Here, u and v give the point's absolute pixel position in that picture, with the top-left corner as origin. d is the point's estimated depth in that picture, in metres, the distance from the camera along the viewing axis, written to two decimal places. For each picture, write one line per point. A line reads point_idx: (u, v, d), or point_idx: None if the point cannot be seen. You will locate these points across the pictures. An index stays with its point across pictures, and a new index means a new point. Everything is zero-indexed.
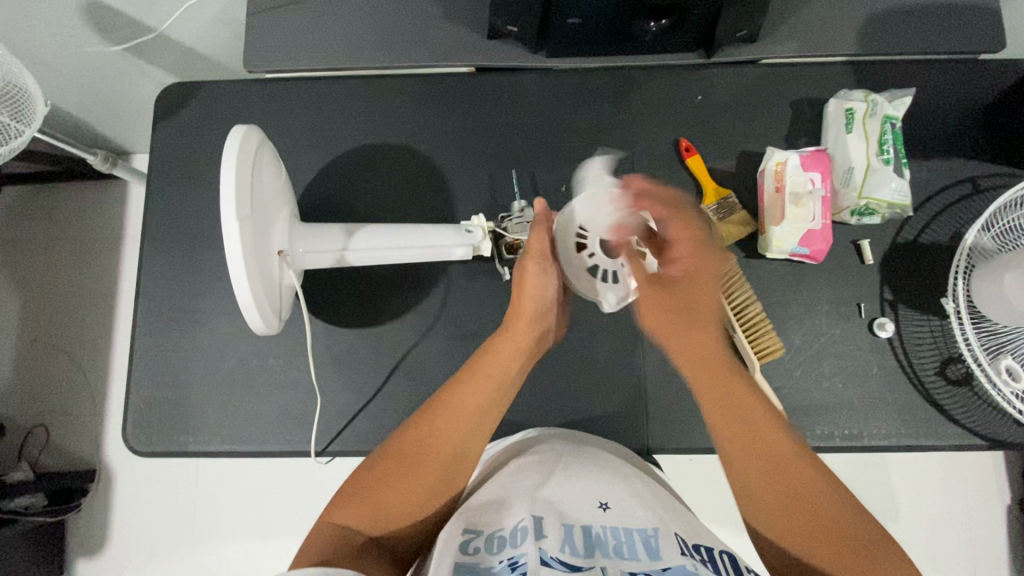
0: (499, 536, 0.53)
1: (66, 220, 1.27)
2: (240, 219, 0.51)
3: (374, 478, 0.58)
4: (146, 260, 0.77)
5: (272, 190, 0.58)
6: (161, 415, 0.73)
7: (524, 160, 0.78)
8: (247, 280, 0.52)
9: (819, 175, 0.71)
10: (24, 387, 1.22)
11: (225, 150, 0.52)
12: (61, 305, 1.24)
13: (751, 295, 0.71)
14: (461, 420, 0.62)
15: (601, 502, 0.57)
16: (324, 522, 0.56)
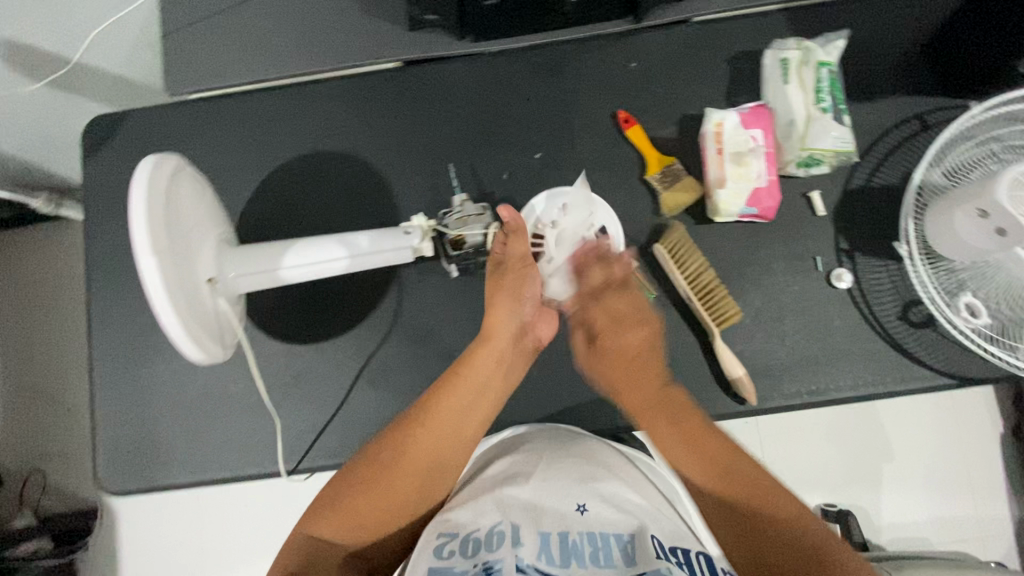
0: (474, 539, 0.58)
1: (30, 263, 1.26)
2: (158, 259, 0.50)
3: (350, 491, 0.62)
4: (94, 300, 0.76)
5: (194, 217, 0.57)
6: (132, 453, 0.73)
7: (462, 152, 0.76)
8: (180, 319, 0.51)
9: (761, 131, 0.69)
10: (12, 435, 1.22)
11: (131, 187, 0.50)
12: (38, 348, 1.24)
13: (703, 262, 0.70)
14: (444, 428, 0.65)
15: (579, 505, 0.61)
16: (302, 534, 0.60)
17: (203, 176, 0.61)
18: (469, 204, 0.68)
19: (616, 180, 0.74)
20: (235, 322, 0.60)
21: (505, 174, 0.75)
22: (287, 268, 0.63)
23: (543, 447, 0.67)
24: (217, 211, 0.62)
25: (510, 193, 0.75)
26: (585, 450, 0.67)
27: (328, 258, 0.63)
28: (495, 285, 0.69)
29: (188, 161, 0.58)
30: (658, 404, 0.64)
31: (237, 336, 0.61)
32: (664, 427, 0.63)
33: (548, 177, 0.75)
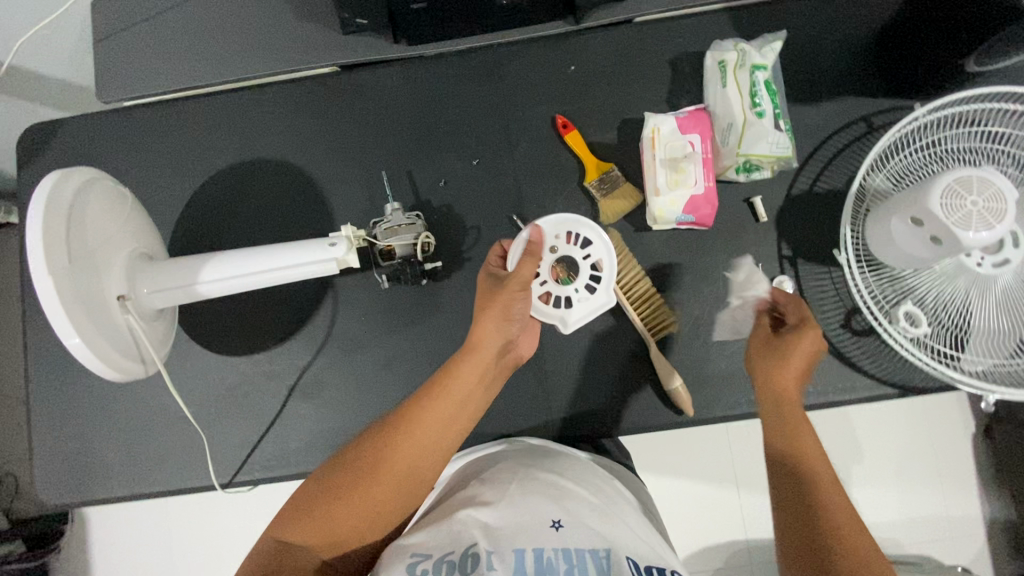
0: (447, 561, 0.50)
1: None
2: (56, 276, 0.49)
3: (322, 492, 0.54)
4: (29, 313, 0.75)
5: (103, 232, 0.56)
6: (69, 467, 0.73)
7: (399, 159, 0.75)
8: (82, 337, 0.50)
9: (698, 137, 0.67)
10: None
11: (29, 201, 0.49)
12: None
13: (640, 272, 0.69)
14: (431, 437, 0.57)
15: (555, 520, 0.54)
16: (265, 538, 0.53)
17: (122, 188, 0.60)
18: (398, 214, 0.66)
19: (554, 187, 0.73)
20: (151, 340, 0.59)
21: (442, 181, 0.73)
22: (206, 283, 0.62)
23: (515, 465, 0.63)
24: (135, 225, 0.61)
25: (447, 201, 0.74)
26: (560, 464, 0.63)
27: (249, 272, 0.62)
28: (489, 302, 0.62)
29: (102, 174, 0.57)
30: (791, 406, 0.56)
31: (155, 351, 0.60)
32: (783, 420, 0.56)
33: (486, 185, 0.74)
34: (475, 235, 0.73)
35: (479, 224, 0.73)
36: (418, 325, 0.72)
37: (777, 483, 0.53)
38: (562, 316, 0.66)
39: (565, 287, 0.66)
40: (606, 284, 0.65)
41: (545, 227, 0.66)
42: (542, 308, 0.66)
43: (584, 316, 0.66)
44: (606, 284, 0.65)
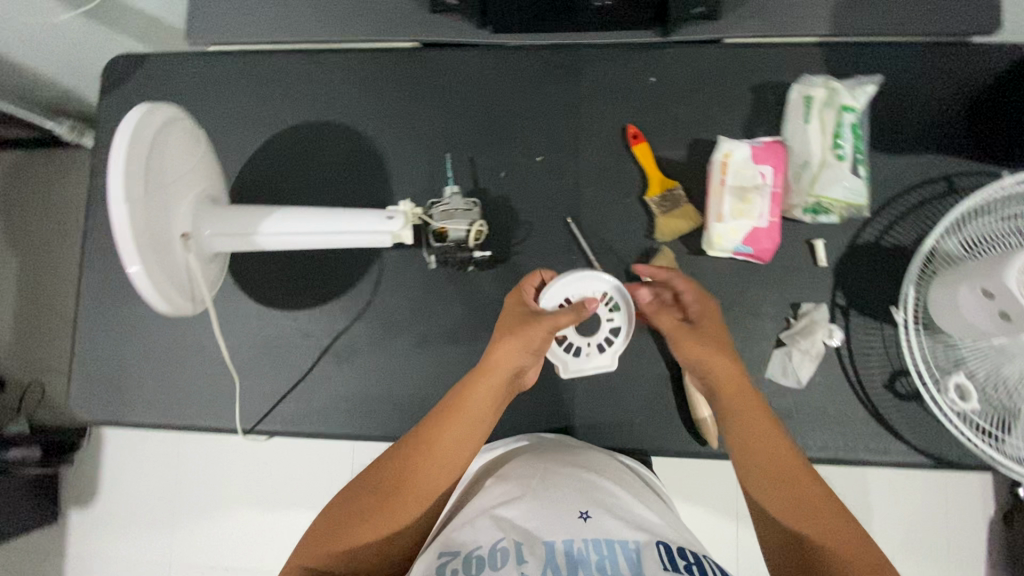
0: (477, 557, 0.50)
1: (54, 186, 1.30)
2: (129, 203, 0.50)
3: (344, 513, 0.56)
4: (89, 234, 0.78)
5: (178, 168, 0.58)
6: (105, 387, 0.75)
7: (464, 143, 0.75)
8: (143, 265, 0.52)
9: (770, 169, 0.66)
10: (19, 347, 1.29)
11: (117, 128, 0.51)
12: (53, 268, 1.30)
13: (687, 297, 0.68)
14: (444, 462, 0.58)
15: (581, 512, 0.54)
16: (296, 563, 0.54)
17: (201, 130, 0.61)
18: (456, 198, 0.67)
19: (614, 196, 0.72)
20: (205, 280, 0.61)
21: (503, 173, 0.73)
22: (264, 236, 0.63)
23: (536, 461, 0.63)
24: (208, 168, 0.63)
25: (505, 193, 0.74)
26: (584, 462, 0.63)
27: (306, 231, 0.63)
28: (505, 340, 0.60)
29: (186, 112, 0.59)
30: (748, 412, 0.58)
31: (207, 293, 0.61)
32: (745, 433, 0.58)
33: (546, 182, 0.73)
34: (526, 231, 0.73)
35: (532, 220, 0.73)
36: (457, 311, 0.73)
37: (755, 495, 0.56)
38: (565, 358, 0.70)
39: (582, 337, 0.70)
40: (616, 350, 0.70)
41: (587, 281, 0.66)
42: (554, 347, 0.69)
43: (587, 369, 0.70)
44: (615, 348, 0.70)
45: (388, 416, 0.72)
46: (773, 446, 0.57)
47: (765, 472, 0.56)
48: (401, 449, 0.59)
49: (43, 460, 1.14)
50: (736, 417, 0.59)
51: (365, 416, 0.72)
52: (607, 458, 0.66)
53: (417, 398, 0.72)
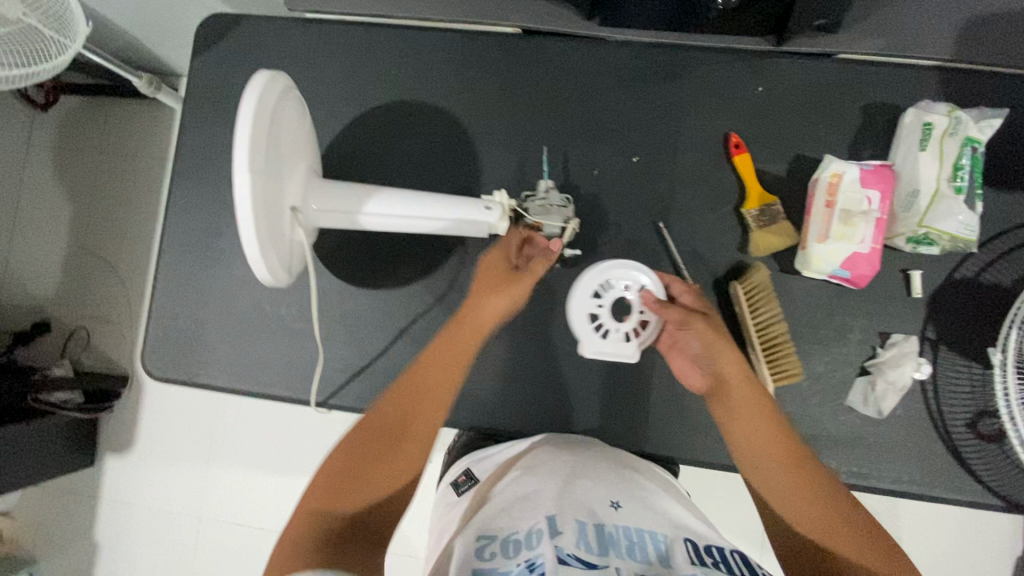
0: (513, 540, 0.51)
1: (116, 136, 1.31)
2: (254, 177, 0.50)
3: (350, 470, 0.55)
4: (175, 193, 0.78)
5: (292, 143, 0.57)
6: (179, 347, 0.76)
7: (558, 137, 0.74)
8: (259, 240, 0.52)
9: (878, 194, 0.64)
10: (68, 291, 1.30)
11: (243, 99, 0.50)
12: (107, 217, 1.30)
13: (779, 315, 0.67)
14: (430, 408, 0.59)
15: (613, 502, 0.56)
16: (307, 506, 0.54)
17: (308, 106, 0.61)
18: (553, 193, 0.66)
19: (709, 205, 0.71)
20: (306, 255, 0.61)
21: (596, 171, 0.72)
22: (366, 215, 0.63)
23: (558, 452, 0.65)
24: (311, 143, 0.62)
25: (596, 192, 0.73)
26: (612, 458, 0.65)
27: (406, 215, 0.63)
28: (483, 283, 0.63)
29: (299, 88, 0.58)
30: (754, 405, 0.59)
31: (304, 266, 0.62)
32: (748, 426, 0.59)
33: (639, 185, 0.72)
34: (615, 232, 0.72)
35: (622, 222, 0.72)
36: (537, 306, 0.72)
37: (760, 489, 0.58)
38: (590, 336, 0.66)
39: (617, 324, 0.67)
40: (642, 344, 0.66)
41: (647, 275, 0.66)
42: (581, 315, 0.67)
43: (602, 352, 0.66)
44: (641, 342, 0.66)
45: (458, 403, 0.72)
46: (768, 436, 0.58)
47: (770, 462, 0.57)
48: (386, 404, 0.59)
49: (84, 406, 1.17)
50: (731, 413, 0.60)
51: None
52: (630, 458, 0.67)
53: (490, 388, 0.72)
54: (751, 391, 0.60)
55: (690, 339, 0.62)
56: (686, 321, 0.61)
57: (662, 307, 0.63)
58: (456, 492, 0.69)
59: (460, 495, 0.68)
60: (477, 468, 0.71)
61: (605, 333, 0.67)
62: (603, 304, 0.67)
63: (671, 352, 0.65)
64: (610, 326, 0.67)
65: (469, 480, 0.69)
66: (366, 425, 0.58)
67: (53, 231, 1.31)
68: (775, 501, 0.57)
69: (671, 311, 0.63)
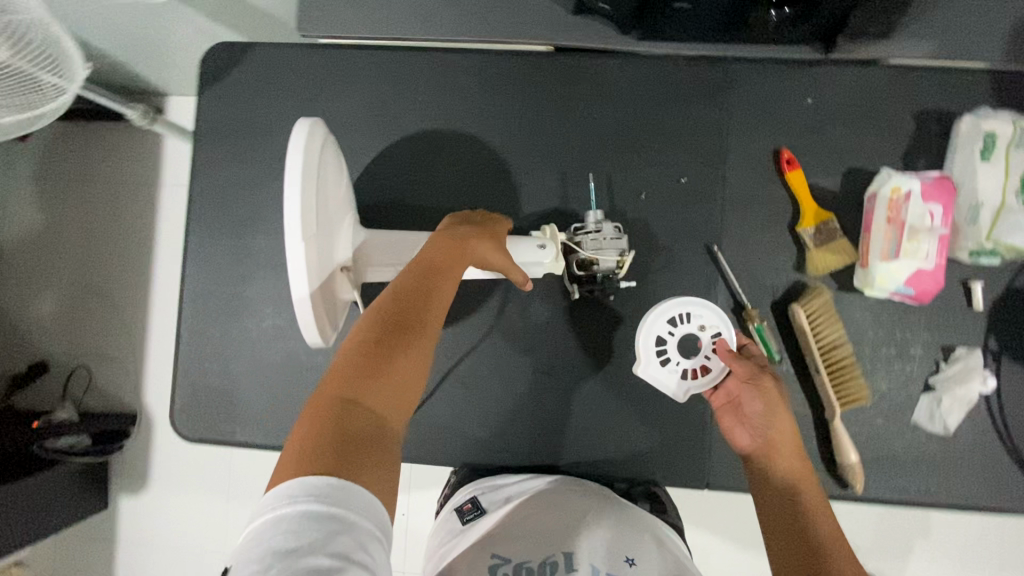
0: (527, 568, 0.52)
1: (107, 164, 1.24)
2: (305, 242, 0.46)
3: (381, 343, 0.45)
4: (192, 239, 0.73)
5: (336, 194, 0.53)
6: (208, 403, 0.72)
7: (600, 160, 0.70)
8: (313, 307, 0.48)
9: (940, 208, 0.62)
10: (64, 331, 1.23)
11: (287, 157, 0.46)
12: (101, 251, 1.23)
13: (842, 334, 0.66)
14: (433, 298, 0.49)
15: (629, 557, 0.52)
16: (326, 392, 0.42)
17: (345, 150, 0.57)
18: (606, 226, 0.63)
19: (762, 224, 0.69)
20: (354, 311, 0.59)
21: (644, 194, 0.69)
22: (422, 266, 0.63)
23: (584, 502, 0.60)
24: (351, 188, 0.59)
25: (644, 216, 0.70)
26: (636, 514, 0.60)
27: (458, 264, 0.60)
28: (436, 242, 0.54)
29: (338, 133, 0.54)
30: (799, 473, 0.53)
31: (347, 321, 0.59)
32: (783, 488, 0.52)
33: (687, 207, 0.69)
34: (666, 257, 0.69)
35: (672, 246, 0.69)
36: (588, 338, 0.70)
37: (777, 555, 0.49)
38: (650, 360, 0.65)
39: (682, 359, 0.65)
40: (691, 389, 0.64)
41: (725, 325, 0.63)
42: (650, 337, 0.65)
43: (655, 379, 0.66)
44: (691, 387, 0.65)
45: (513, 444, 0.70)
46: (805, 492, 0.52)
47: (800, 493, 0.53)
48: (403, 282, 0.50)
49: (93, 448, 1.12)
50: (770, 475, 0.53)
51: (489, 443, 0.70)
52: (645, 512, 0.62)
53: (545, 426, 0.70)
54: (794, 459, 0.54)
55: (754, 399, 0.57)
56: (755, 376, 0.57)
57: (730, 359, 0.60)
58: (460, 520, 0.62)
59: (465, 524, 0.61)
60: (484, 498, 0.64)
61: (666, 362, 0.65)
62: (676, 335, 0.65)
63: (725, 407, 0.60)
64: (674, 358, 0.65)
65: (475, 509, 0.62)
66: (399, 287, 0.49)
67: (42, 269, 1.23)
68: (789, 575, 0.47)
69: (740, 366, 0.58)
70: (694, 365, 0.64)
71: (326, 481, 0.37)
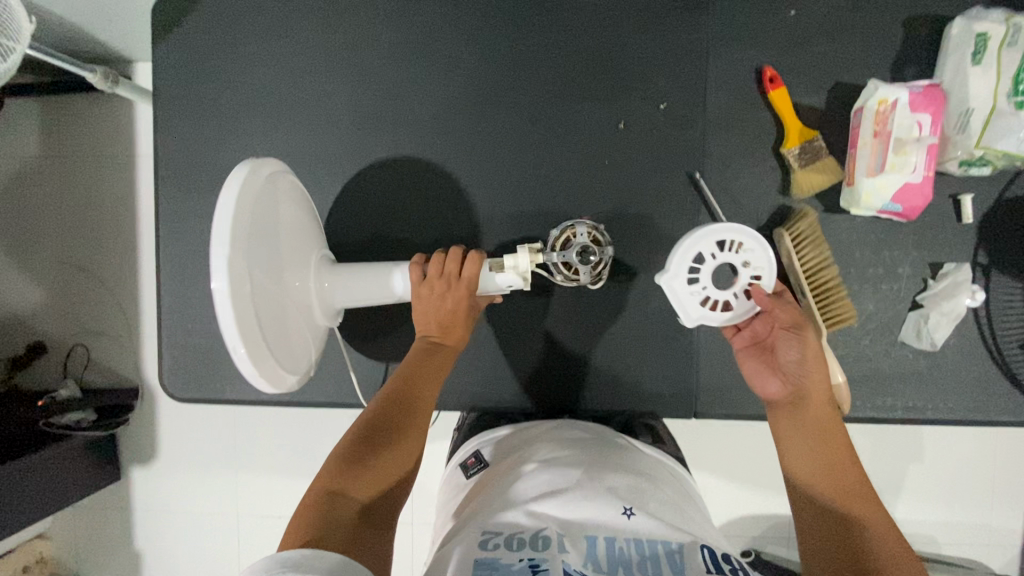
0: (519, 538, 0.47)
1: (75, 132, 1.15)
2: (232, 284, 0.48)
3: (368, 445, 0.52)
4: (161, 200, 0.72)
5: (277, 231, 0.56)
6: (195, 365, 0.72)
7: (576, 91, 0.68)
8: (247, 351, 0.50)
9: (929, 118, 0.60)
10: (57, 307, 1.18)
11: (217, 204, 0.49)
12: (84, 224, 1.17)
13: (827, 255, 0.64)
14: (429, 389, 0.59)
15: (625, 508, 0.50)
16: (314, 488, 0.49)
17: (295, 182, 0.61)
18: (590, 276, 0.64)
19: (745, 148, 0.66)
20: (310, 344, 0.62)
21: (623, 124, 0.67)
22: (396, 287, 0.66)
23: (579, 453, 0.59)
24: (304, 222, 0.62)
25: (623, 147, 0.68)
26: (634, 460, 0.59)
27: None
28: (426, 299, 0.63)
29: (281, 169, 0.58)
30: (825, 424, 0.55)
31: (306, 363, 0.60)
32: (806, 441, 0.54)
33: (668, 135, 0.67)
34: (649, 189, 0.68)
35: (653, 177, 0.67)
36: None
37: (804, 507, 0.52)
38: (681, 276, 0.60)
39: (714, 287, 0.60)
40: (707, 318, 0.61)
41: (768, 265, 0.60)
42: (695, 250, 0.59)
43: (675, 297, 0.61)
44: (706, 316, 0.61)
45: (502, 385, 0.71)
46: (830, 442, 0.54)
47: (809, 437, 0.54)
48: (389, 392, 0.57)
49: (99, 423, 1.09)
50: (798, 425, 0.55)
51: (479, 387, 0.71)
52: (639, 446, 0.64)
53: (533, 367, 0.71)
54: (818, 409, 0.55)
55: (791, 344, 0.57)
56: (799, 324, 0.57)
57: (770, 302, 0.59)
58: (465, 474, 0.64)
59: (470, 478, 0.62)
60: (487, 451, 0.65)
61: (698, 282, 0.61)
62: (717, 260, 0.60)
63: (750, 352, 0.60)
64: (704, 282, 0.60)
65: (479, 462, 0.63)
66: (387, 396, 0.57)
67: (24, 249, 1.17)
68: (806, 529, 0.51)
69: (779, 311, 0.59)
70: (722, 298, 0.61)
71: (305, 552, 0.40)
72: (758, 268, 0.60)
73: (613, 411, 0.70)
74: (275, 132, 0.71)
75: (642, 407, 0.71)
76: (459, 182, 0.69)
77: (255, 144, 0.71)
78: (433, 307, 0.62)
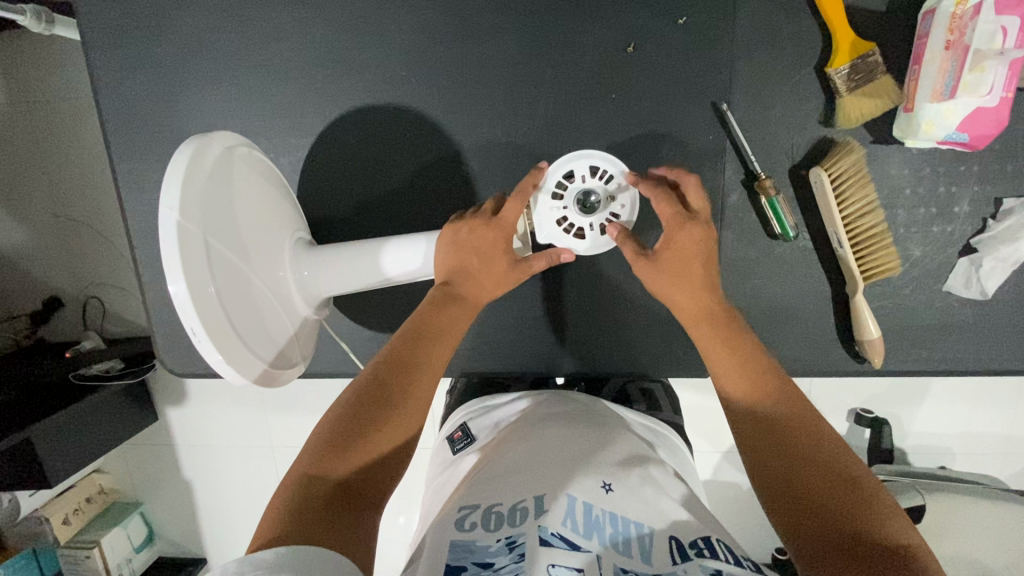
0: (496, 512, 0.42)
1: (13, 59, 0.92)
2: (192, 283, 0.42)
3: (353, 415, 0.45)
4: (120, 170, 0.64)
5: (240, 213, 0.50)
6: (189, 342, 0.69)
7: (575, 8, 0.56)
8: (222, 353, 0.45)
9: (1017, 21, 0.48)
10: (50, 254, 1.02)
11: (160, 219, 0.41)
12: (54, 168, 0.97)
13: (873, 198, 0.56)
14: (444, 344, 0.50)
15: (603, 481, 0.43)
16: (294, 471, 0.43)
17: (256, 156, 0.54)
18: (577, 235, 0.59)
19: (779, 71, 0.56)
20: (295, 332, 0.57)
21: (632, 47, 0.56)
22: (380, 269, 0.58)
23: (552, 418, 0.52)
24: (274, 200, 0.56)
25: (636, 75, 0.57)
26: (614, 428, 0.52)
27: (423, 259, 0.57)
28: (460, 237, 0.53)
29: (236, 139, 0.51)
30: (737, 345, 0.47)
31: (297, 354, 0.56)
32: (727, 366, 0.46)
33: (689, 59, 0.56)
34: (665, 127, 0.58)
35: (672, 112, 0.57)
36: None
37: (740, 438, 0.44)
38: (548, 188, 0.53)
39: (579, 212, 0.54)
40: (554, 237, 0.54)
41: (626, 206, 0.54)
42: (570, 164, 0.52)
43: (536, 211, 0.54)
44: (557, 238, 0.54)
45: (505, 347, 0.67)
46: (751, 361, 0.46)
47: (723, 351, 0.47)
48: (384, 358, 0.48)
49: (127, 373, 0.98)
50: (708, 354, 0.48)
51: (482, 351, 0.68)
52: (628, 419, 0.57)
53: (538, 328, 0.67)
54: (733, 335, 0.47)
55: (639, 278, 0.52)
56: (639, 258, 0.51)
57: (618, 237, 0.52)
58: (451, 450, 0.57)
59: (456, 455, 0.56)
60: (474, 424, 0.59)
61: (560, 201, 0.54)
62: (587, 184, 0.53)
63: None
64: (568, 202, 0.54)
65: (466, 437, 0.57)
66: (384, 359, 0.48)
67: (11, 198, 0.99)
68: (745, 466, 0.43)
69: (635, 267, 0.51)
70: (578, 224, 0.54)
71: (282, 550, 0.35)
72: (615, 207, 0.54)
73: (623, 370, 0.67)
74: (230, 82, 0.61)
75: (654, 366, 0.67)
76: (445, 129, 0.60)
77: (209, 99, 0.62)
78: (459, 260, 0.53)
